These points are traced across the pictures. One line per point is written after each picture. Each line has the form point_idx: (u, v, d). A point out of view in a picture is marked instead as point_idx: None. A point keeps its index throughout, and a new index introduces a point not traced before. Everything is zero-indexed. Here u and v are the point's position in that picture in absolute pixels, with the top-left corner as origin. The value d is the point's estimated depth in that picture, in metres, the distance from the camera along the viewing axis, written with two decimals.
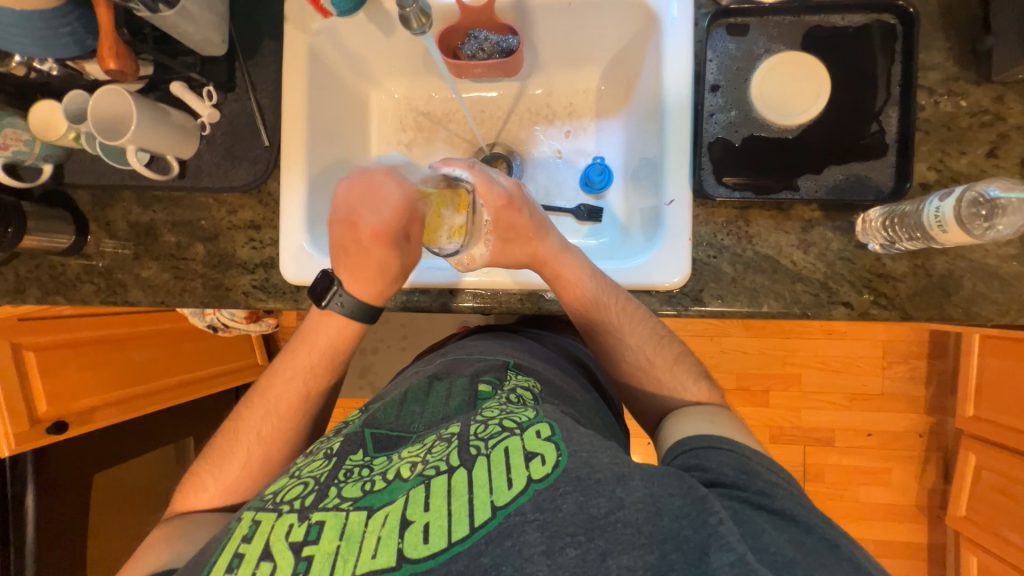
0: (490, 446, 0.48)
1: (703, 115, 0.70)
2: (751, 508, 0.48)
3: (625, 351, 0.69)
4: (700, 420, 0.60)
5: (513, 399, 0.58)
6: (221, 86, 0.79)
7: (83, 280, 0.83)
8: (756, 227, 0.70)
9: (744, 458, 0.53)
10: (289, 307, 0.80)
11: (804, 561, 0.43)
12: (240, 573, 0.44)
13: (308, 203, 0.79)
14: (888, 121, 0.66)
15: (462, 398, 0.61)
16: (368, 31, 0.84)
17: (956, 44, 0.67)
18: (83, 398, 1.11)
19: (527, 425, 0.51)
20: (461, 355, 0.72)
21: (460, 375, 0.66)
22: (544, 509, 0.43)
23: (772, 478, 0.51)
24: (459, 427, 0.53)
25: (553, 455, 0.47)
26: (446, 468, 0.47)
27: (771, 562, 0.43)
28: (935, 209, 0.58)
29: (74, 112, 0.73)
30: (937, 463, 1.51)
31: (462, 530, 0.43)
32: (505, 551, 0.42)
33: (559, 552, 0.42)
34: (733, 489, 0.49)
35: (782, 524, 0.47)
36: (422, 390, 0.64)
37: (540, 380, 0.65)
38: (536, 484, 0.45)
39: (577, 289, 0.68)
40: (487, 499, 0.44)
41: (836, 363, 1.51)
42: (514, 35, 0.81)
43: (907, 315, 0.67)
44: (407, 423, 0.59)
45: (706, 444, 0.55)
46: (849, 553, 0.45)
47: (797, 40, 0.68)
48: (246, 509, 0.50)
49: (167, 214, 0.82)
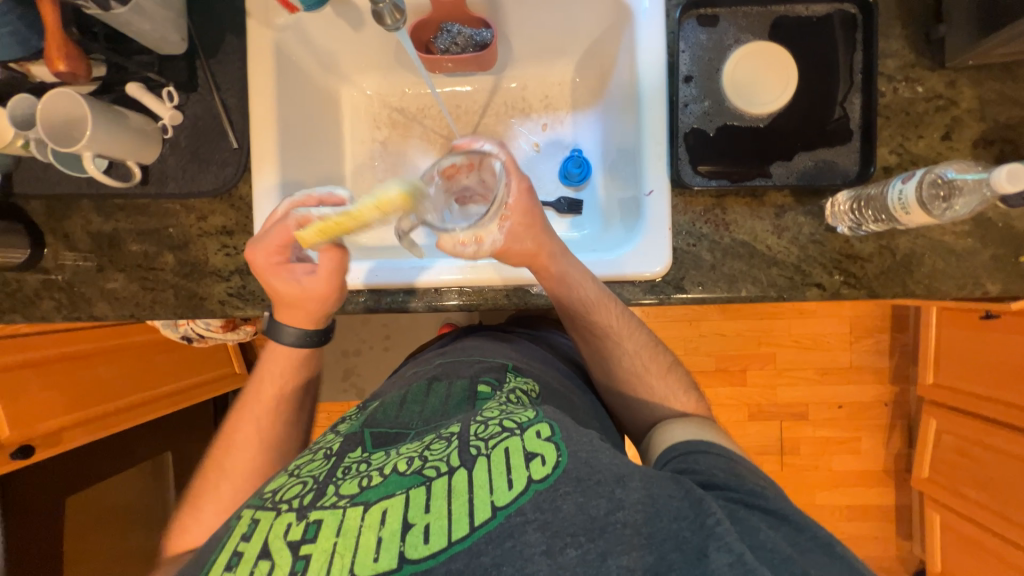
0: (490, 446, 0.49)
1: (678, 105, 0.71)
2: (743, 508, 0.50)
3: (615, 347, 0.71)
4: (687, 425, 0.63)
5: (512, 399, 0.58)
6: (182, 87, 0.75)
7: (42, 296, 0.79)
8: (732, 214, 0.72)
9: (731, 461, 0.56)
10: (268, 315, 0.78)
11: (800, 558, 0.46)
12: (240, 572, 0.44)
13: (284, 205, 0.77)
14: (851, 107, 0.69)
15: (461, 397, 0.61)
16: (336, 26, 0.81)
17: (911, 32, 0.70)
18: (50, 419, 1.06)
19: (527, 426, 0.51)
20: (460, 355, 0.72)
21: (459, 376, 0.66)
22: (544, 509, 0.44)
23: (760, 483, 0.53)
24: (459, 426, 0.53)
25: (553, 456, 0.48)
26: (446, 469, 0.47)
27: (769, 559, 0.45)
28: (899, 191, 0.61)
29: (21, 118, 0.68)
30: (902, 429, 1.60)
31: (462, 528, 0.43)
32: (505, 551, 0.43)
33: (560, 551, 0.43)
34: (723, 487, 0.52)
35: (775, 522, 0.49)
36: (421, 392, 0.64)
37: (537, 381, 0.66)
38: (536, 484, 0.45)
39: (583, 289, 0.68)
40: (487, 499, 0.45)
41: (807, 341, 1.58)
42: (488, 28, 0.79)
43: (874, 294, 0.70)
44: (407, 420, 0.59)
45: (694, 448, 0.58)
46: (835, 548, 0.48)
47: (764, 30, 0.70)
48: (246, 506, 0.49)
49: (132, 223, 0.78)
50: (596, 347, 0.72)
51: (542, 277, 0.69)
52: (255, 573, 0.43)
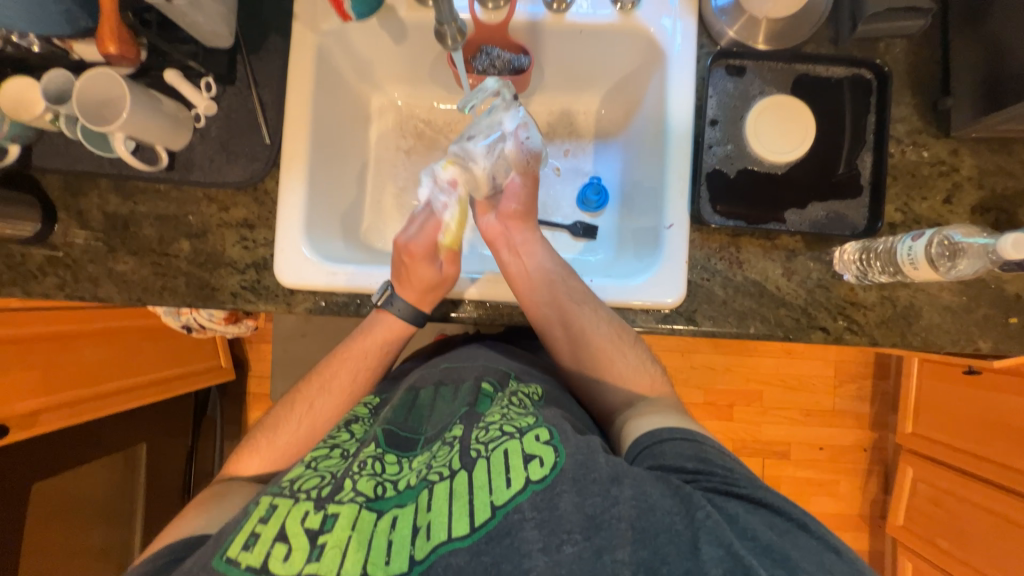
0: (489, 450, 0.53)
1: (703, 147, 0.75)
2: (718, 494, 0.50)
3: (586, 327, 0.72)
4: (650, 416, 0.61)
5: (515, 402, 0.62)
6: (221, 78, 0.76)
7: (46, 272, 0.77)
8: (746, 253, 0.75)
9: (696, 443, 0.55)
10: (281, 311, 0.77)
11: (781, 541, 0.47)
12: (258, 551, 0.49)
13: (309, 204, 0.77)
14: (863, 164, 0.73)
15: (465, 398, 0.65)
16: (377, 37, 0.82)
17: (920, 102, 0.75)
18: (27, 400, 1.02)
19: (527, 430, 0.54)
20: (466, 358, 0.76)
21: (464, 380, 0.71)
22: (541, 508, 0.47)
23: (726, 461, 0.54)
24: (461, 431, 0.58)
25: (551, 457, 0.51)
26: (449, 472, 0.52)
27: (755, 548, 0.47)
28: (908, 248, 0.65)
29: (54, 93, 0.68)
30: (879, 475, 1.64)
31: (463, 527, 0.48)
32: (505, 549, 0.46)
33: (557, 548, 0.46)
34: (694, 476, 0.52)
35: (754, 507, 0.50)
36: (430, 397, 0.70)
37: (542, 387, 0.69)
38: (534, 484, 0.49)
39: (553, 257, 0.78)
40: (486, 499, 0.49)
41: (794, 381, 1.62)
42: (525, 54, 0.81)
43: (874, 341, 0.73)
44: (417, 426, 0.65)
45: (658, 438, 0.56)
46: (809, 526, 0.49)
47: (787, 85, 0.74)
48: (264, 494, 0.55)
49: (149, 207, 0.78)
50: (568, 326, 0.72)
51: (519, 242, 0.79)
52: (272, 553, 0.49)
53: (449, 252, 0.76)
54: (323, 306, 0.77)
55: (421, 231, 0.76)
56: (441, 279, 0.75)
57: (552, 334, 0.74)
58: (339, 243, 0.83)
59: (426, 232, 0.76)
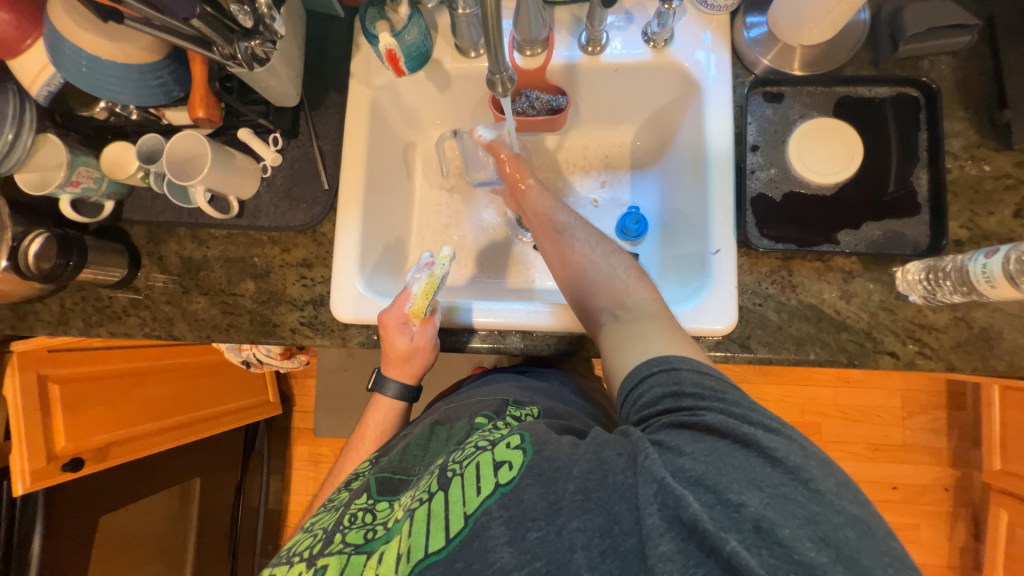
0: (464, 466, 0.54)
1: (746, 172, 0.74)
2: (674, 428, 0.51)
3: (575, 247, 0.76)
4: (634, 344, 0.62)
5: (498, 425, 0.63)
6: (286, 133, 0.83)
7: (129, 313, 0.84)
8: (799, 277, 0.73)
9: (671, 372, 0.56)
10: (335, 344, 0.81)
11: (715, 469, 0.47)
12: None
13: (362, 243, 0.82)
14: (919, 181, 0.71)
15: (458, 436, 0.67)
16: (424, 88, 0.89)
17: (975, 116, 0.72)
18: (104, 433, 1.10)
19: (499, 440, 0.56)
20: (465, 398, 0.77)
21: (459, 419, 0.72)
22: (508, 506, 0.49)
23: (697, 390, 0.53)
24: (441, 460, 0.59)
25: (518, 459, 0.52)
26: (428, 495, 0.54)
27: (687, 480, 0.47)
28: (981, 265, 0.61)
29: (145, 153, 0.77)
30: (966, 519, 1.47)
31: (439, 542, 0.49)
32: (474, 551, 0.48)
33: (523, 536, 0.47)
34: (663, 415, 0.53)
35: (701, 437, 0.50)
36: (423, 438, 0.71)
37: (539, 406, 0.70)
38: (502, 488, 0.50)
39: (537, 201, 0.82)
40: (460, 510, 0.50)
41: (856, 413, 1.50)
42: (563, 95, 0.85)
43: (952, 366, 0.68)
44: (409, 466, 0.68)
45: (638, 378, 0.58)
46: (756, 444, 0.48)
47: (829, 108, 0.74)
48: (267, 567, 0.60)
49: (220, 251, 0.84)
50: (560, 252, 0.77)
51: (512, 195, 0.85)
52: None
53: (420, 320, 0.76)
54: (376, 339, 0.81)
55: (393, 303, 0.77)
56: (414, 348, 0.78)
57: (547, 260, 0.79)
58: (388, 280, 0.88)
59: (396, 303, 0.76)
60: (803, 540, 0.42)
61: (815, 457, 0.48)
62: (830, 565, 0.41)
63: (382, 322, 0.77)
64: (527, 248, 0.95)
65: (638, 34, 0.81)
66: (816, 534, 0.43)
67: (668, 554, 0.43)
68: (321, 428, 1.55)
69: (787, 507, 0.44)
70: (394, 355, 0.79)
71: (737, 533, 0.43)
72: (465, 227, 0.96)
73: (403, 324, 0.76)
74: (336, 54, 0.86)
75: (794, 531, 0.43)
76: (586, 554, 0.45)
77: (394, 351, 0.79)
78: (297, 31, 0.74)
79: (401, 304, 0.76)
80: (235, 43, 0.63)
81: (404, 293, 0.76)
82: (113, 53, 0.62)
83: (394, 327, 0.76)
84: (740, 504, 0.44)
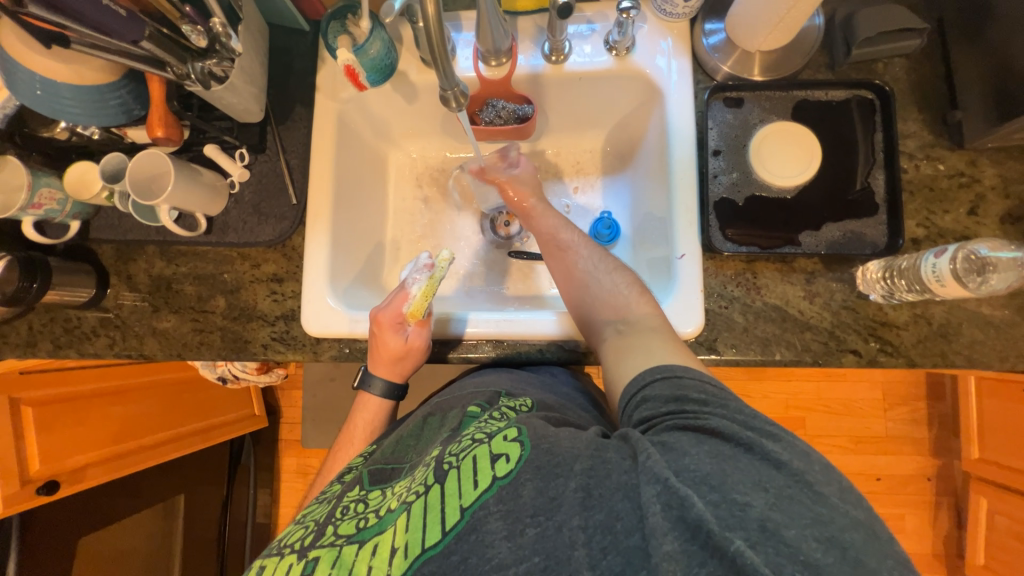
0: (460, 458, 0.54)
1: (708, 177, 0.75)
2: (677, 430, 0.52)
3: (580, 264, 0.76)
4: (638, 355, 0.62)
5: (495, 415, 0.62)
6: (253, 148, 0.83)
7: (98, 333, 0.84)
8: (763, 278, 0.74)
9: (675, 379, 0.56)
10: (308, 359, 0.81)
11: (721, 469, 0.47)
12: None
13: (332, 256, 0.82)
14: (876, 182, 0.72)
15: (451, 422, 0.66)
16: (392, 99, 0.89)
17: (928, 116, 0.74)
18: (79, 455, 1.08)
19: (496, 433, 0.56)
20: (457, 390, 0.76)
21: (453, 408, 0.70)
22: (506, 500, 0.49)
23: (701, 395, 0.54)
24: (438, 451, 0.58)
25: (517, 452, 0.52)
26: (425, 488, 0.53)
27: (692, 479, 0.47)
28: (932, 265, 0.63)
29: (110, 172, 0.77)
30: (948, 507, 1.50)
31: (435, 535, 0.49)
32: (471, 545, 0.48)
33: (520, 532, 0.47)
34: (667, 417, 0.54)
35: (707, 439, 0.50)
36: (416, 428, 0.71)
37: (532, 398, 0.69)
38: (500, 480, 0.50)
39: (544, 213, 0.82)
40: (457, 503, 0.50)
41: (838, 406, 1.52)
42: (529, 104, 0.86)
43: (913, 363, 0.70)
44: (402, 457, 0.67)
45: (641, 384, 0.58)
46: (757, 448, 0.49)
47: (787, 112, 0.75)
48: (256, 559, 0.57)
49: (189, 269, 0.84)
50: (563, 268, 0.77)
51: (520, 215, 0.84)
52: None
53: (416, 321, 0.76)
54: (348, 352, 0.81)
55: (389, 302, 0.76)
56: (408, 350, 0.77)
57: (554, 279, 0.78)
58: (362, 292, 0.88)
59: (393, 304, 0.76)
60: (809, 542, 0.42)
61: (819, 463, 0.49)
62: (836, 565, 0.41)
63: (378, 323, 0.75)
64: (503, 255, 0.96)
65: (600, 42, 0.82)
66: (822, 534, 0.43)
67: (671, 554, 0.43)
68: (308, 439, 1.54)
69: (794, 508, 0.45)
70: (382, 358, 0.78)
71: (741, 531, 0.43)
72: (439, 235, 0.97)
73: (399, 325, 0.76)
74: (301, 68, 0.86)
75: (800, 531, 0.43)
76: (586, 551, 0.45)
77: (385, 353, 0.77)
78: (258, 49, 0.74)
79: (399, 305, 0.75)
80: (188, 63, 0.64)
81: (400, 294, 0.76)
82: (65, 74, 0.62)
83: (391, 329, 0.75)
84: (745, 503, 0.45)
